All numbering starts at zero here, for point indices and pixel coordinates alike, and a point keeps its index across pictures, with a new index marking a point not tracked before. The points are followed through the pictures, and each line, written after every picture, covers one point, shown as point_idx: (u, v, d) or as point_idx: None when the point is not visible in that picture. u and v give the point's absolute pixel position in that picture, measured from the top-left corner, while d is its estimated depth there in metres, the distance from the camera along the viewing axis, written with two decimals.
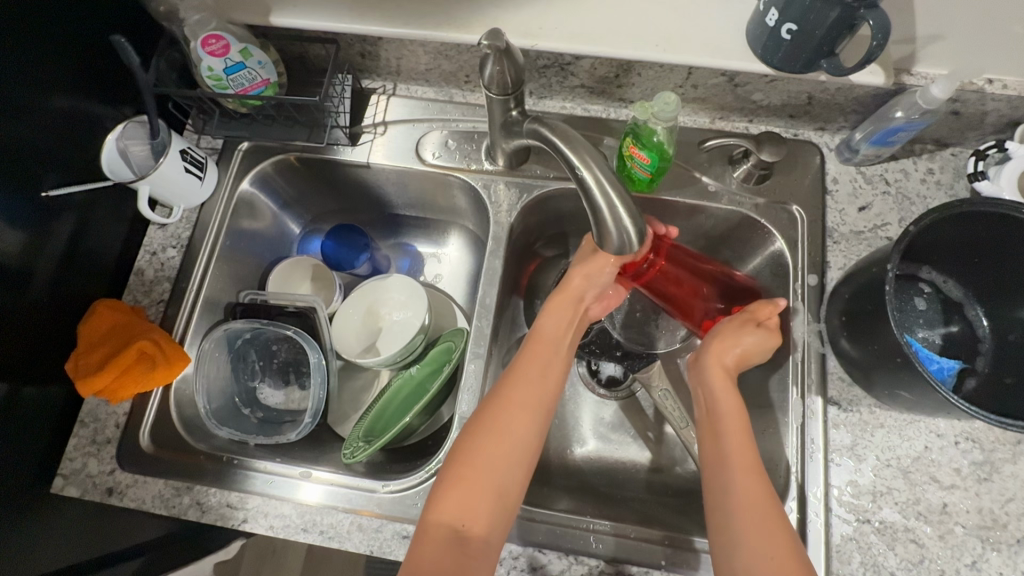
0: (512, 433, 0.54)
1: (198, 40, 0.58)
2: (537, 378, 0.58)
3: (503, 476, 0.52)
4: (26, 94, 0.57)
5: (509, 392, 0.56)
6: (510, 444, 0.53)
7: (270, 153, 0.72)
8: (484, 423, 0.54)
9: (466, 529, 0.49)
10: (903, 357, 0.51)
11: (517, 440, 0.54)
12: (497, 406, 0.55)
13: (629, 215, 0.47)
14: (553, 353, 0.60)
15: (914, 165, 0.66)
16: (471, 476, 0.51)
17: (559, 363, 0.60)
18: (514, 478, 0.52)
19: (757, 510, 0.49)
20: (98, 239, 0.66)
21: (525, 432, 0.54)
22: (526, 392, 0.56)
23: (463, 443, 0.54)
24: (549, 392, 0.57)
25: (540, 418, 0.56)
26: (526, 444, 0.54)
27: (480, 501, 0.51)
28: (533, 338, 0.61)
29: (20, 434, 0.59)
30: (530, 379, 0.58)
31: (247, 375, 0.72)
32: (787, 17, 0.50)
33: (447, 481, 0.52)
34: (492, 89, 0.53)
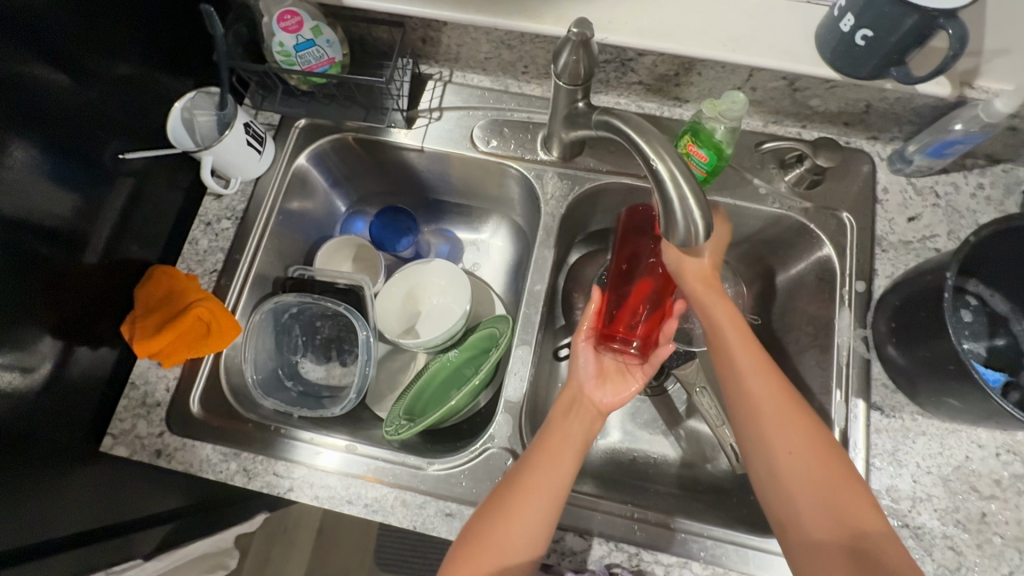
0: (523, 519, 0.51)
1: (275, 15, 0.60)
2: (555, 459, 0.54)
3: (514, 560, 0.50)
4: (101, 58, 0.58)
5: (529, 471, 0.53)
6: (524, 533, 0.50)
7: (326, 132, 0.73)
8: (501, 505, 0.52)
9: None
10: (956, 365, 0.51)
11: (531, 518, 0.51)
12: (515, 486, 0.53)
13: (700, 209, 0.47)
14: (578, 436, 0.56)
15: (965, 179, 0.66)
16: (482, 558, 0.49)
17: (579, 447, 0.56)
18: (523, 564, 0.50)
19: (798, 436, 0.50)
20: (155, 205, 0.67)
21: (538, 518, 0.51)
22: (545, 474, 0.53)
23: (475, 522, 0.52)
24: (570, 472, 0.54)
25: (559, 501, 0.52)
26: (539, 528, 0.51)
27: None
28: (559, 417, 0.58)
29: (75, 390, 0.60)
30: (550, 461, 0.54)
31: (290, 349, 0.73)
32: (862, 23, 0.51)
33: (455, 562, 0.50)
34: (562, 79, 0.54)
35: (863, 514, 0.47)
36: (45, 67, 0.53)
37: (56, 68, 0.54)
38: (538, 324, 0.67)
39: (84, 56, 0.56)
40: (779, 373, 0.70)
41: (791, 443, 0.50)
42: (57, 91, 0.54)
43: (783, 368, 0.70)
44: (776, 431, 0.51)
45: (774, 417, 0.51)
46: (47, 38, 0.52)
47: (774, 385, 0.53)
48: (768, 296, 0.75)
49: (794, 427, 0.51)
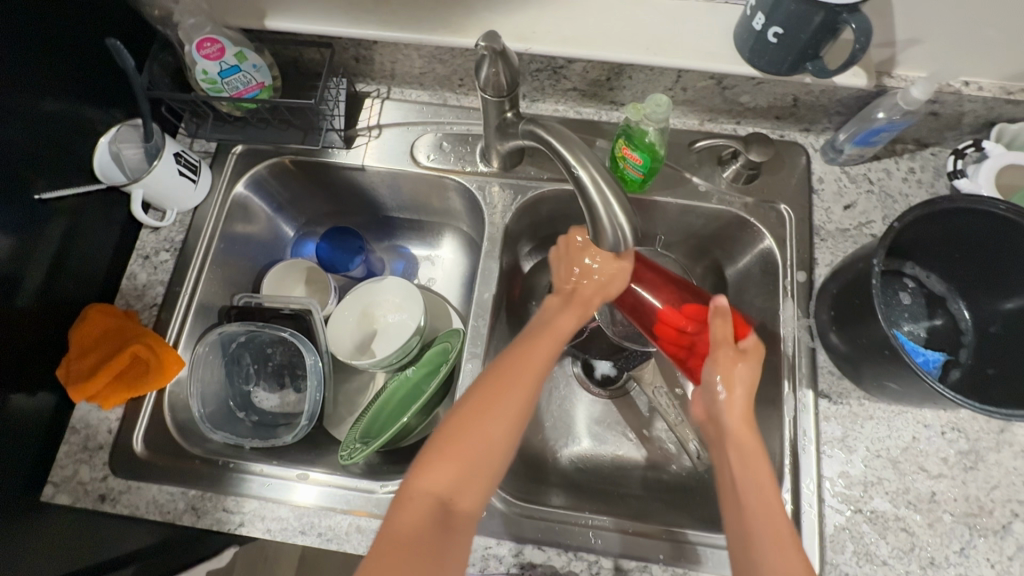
0: (507, 414, 0.49)
1: (194, 43, 0.58)
2: (543, 362, 0.52)
3: (492, 453, 0.48)
4: (17, 97, 0.56)
5: (515, 369, 0.51)
6: (504, 428, 0.49)
7: (265, 156, 0.72)
8: (485, 398, 0.50)
9: (452, 505, 0.46)
10: (890, 349, 0.52)
11: (513, 411, 0.50)
12: (503, 386, 0.50)
13: (624, 213, 0.47)
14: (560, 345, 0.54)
15: (896, 165, 0.68)
16: (466, 445, 0.47)
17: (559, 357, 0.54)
18: (501, 462, 0.49)
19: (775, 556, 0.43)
20: (90, 243, 0.66)
21: (519, 414, 0.50)
22: (531, 373, 0.51)
23: (455, 418, 0.49)
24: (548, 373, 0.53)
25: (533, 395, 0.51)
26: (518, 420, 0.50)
27: (472, 480, 0.47)
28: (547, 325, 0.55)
29: (10, 442, 0.58)
30: (529, 358, 0.52)
31: (241, 379, 0.72)
32: (772, 21, 0.52)
33: (434, 453, 0.48)
34: (487, 91, 0.54)
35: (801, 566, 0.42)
36: None
37: None
38: (488, 336, 0.67)
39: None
40: None
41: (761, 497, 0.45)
42: None
43: None
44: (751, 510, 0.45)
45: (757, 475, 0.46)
46: None
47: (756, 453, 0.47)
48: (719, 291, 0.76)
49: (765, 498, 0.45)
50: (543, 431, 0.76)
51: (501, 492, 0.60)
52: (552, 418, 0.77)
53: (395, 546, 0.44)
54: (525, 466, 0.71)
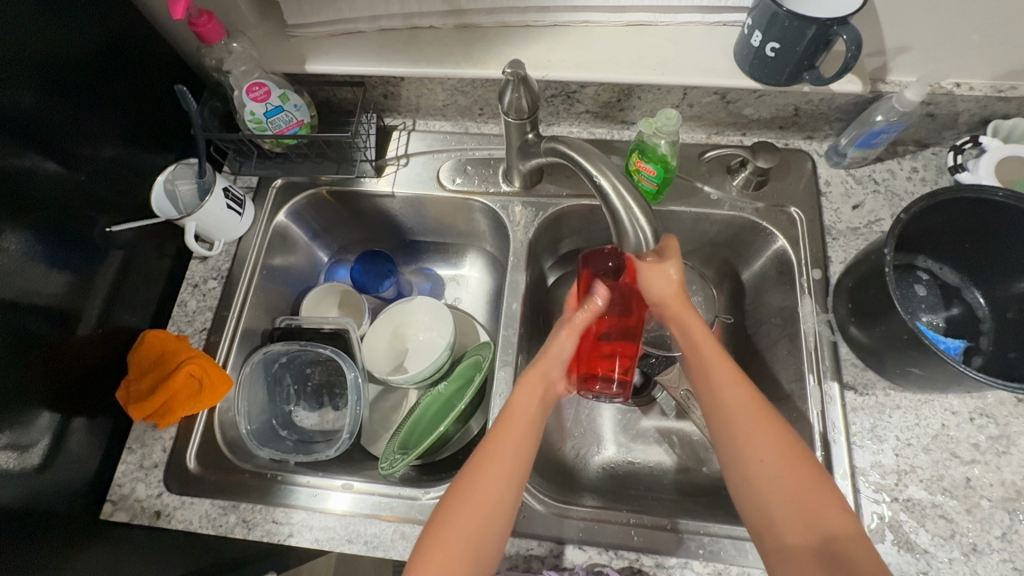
0: (486, 504, 0.51)
1: (244, 88, 0.64)
2: (511, 445, 0.54)
3: (479, 547, 0.49)
4: (87, 143, 0.62)
5: (478, 463, 0.53)
6: (487, 520, 0.50)
7: (303, 188, 0.78)
8: (461, 494, 0.51)
9: None
10: (910, 335, 0.55)
11: (495, 496, 0.51)
12: (466, 487, 0.52)
13: (645, 216, 0.51)
14: (528, 425, 0.56)
15: (899, 165, 0.71)
16: (450, 542, 0.49)
17: (532, 437, 0.56)
18: (489, 561, 0.49)
19: (788, 478, 0.48)
20: (145, 274, 0.71)
21: (503, 497, 0.51)
22: (496, 467, 0.52)
23: (437, 518, 0.51)
24: (528, 455, 0.54)
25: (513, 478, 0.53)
26: (499, 508, 0.51)
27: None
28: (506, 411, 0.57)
29: (72, 462, 0.61)
30: (501, 447, 0.54)
31: (282, 399, 0.75)
32: (769, 37, 0.57)
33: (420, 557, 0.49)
34: (509, 115, 0.59)
35: (846, 530, 0.45)
36: (41, 158, 0.57)
37: (50, 158, 0.58)
38: (517, 344, 0.70)
39: (72, 143, 0.61)
40: (757, 367, 0.72)
41: (777, 472, 0.48)
42: (49, 177, 0.58)
43: (760, 361, 0.72)
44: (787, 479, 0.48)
45: (764, 456, 0.49)
46: (39, 131, 0.57)
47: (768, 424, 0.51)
48: (737, 295, 0.78)
49: (784, 462, 0.49)
50: (572, 439, 0.78)
51: (538, 494, 0.62)
52: (581, 426, 0.79)
53: None
54: (555, 473, 0.72)
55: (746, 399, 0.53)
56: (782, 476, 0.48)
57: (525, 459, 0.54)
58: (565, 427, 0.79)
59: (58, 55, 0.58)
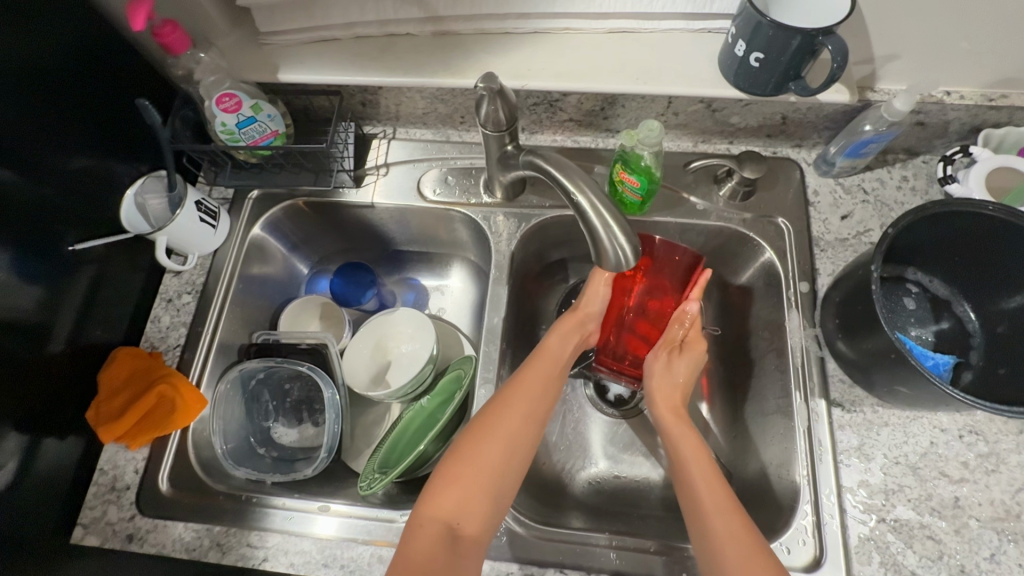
0: (510, 439, 0.57)
1: (213, 98, 0.62)
2: (536, 388, 0.61)
3: (500, 476, 0.55)
4: (52, 157, 0.60)
5: (516, 390, 0.60)
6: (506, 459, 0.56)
7: (280, 200, 0.76)
8: (488, 423, 0.57)
9: (458, 529, 0.51)
10: (897, 353, 0.53)
11: (520, 429, 0.58)
12: (500, 408, 0.58)
13: (624, 234, 0.49)
14: (557, 367, 0.64)
15: (888, 174, 0.70)
16: (474, 467, 0.54)
17: (559, 378, 0.63)
18: (509, 485, 0.55)
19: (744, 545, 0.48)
20: (117, 289, 0.69)
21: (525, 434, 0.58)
22: (527, 399, 0.59)
23: (466, 444, 0.57)
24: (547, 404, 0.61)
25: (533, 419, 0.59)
26: (517, 448, 0.57)
27: (472, 500, 0.53)
28: (542, 351, 0.65)
29: (39, 486, 0.59)
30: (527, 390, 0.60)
31: (261, 416, 0.73)
32: (753, 47, 0.55)
33: (440, 483, 0.54)
34: (487, 127, 0.57)
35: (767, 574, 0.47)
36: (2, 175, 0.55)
37: (12, 174, 0.56)
38: (499, 360, 0.68)
39: (35, 158, 0.58)
40: (745, 380, 0.71)
41: (735, 530, 0.49)
42: (11, 194, 0.56)
43: (747, 374, 0.71)
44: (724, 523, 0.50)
45: (706, 499, 0.52)
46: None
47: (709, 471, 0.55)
48: (725, 306, 0.77)
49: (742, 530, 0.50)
50: (558, 453, 0.76)
51: (519, 516, 0.61)
52: (567, 440, 0.78)
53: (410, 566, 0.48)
54: (540, 490, 0.71)
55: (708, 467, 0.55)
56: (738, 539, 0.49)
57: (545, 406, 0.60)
58: (550, 441, 0.77)
59: (23, 66, 0.55)
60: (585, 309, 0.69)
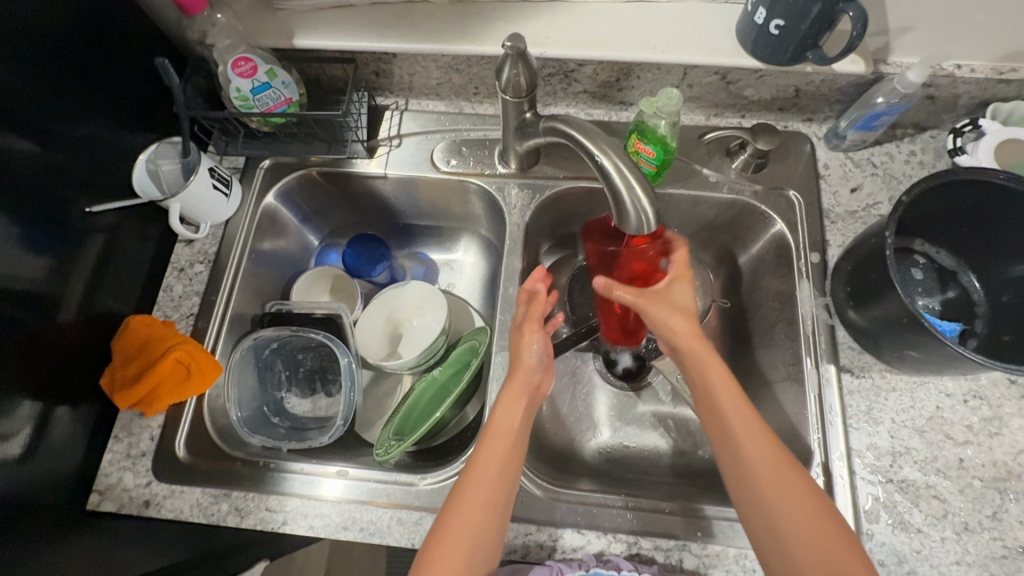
0: (474, 528, 0.50)
1: (229, 62, 0.62)
2: (497, 462, 0.53)
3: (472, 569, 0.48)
4: (64, 119, 0.59)
5: (460, 492, 0.52)
6: (474, 543, 0.49)
7: (292, 169, 0.75)
8: (449, 516, 0.50)
9: None
10: (909, 317, 0.54)
11: (484, 511, 0.51)
12: (454, 503, 0.51)
13: (646, 195, 0.49)
14: (512, 438, 0.55)
15: (897, 148, 0.71)
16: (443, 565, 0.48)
17: (518, 451, 0.55)
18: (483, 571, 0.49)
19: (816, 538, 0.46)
20: (128, 258, 0.68)
21: (490, 517, 0.51)
22: (480, 493, 0.51)
23: (429, 544, 0.49)
24: (515, 472, 0.54)
25: (499, 497, 0.52)
26: (483, 532, 0.50)
27: None
28: (489, 428, 0.56)
29: (55, 452, 0.59)
30: (484, 470, 0.53)
31: (274, 386, 0.73)
32: (774, 14, 0.56)
33: None
34: (507, 93, 0.57)
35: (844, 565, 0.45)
36: (15, 135, 0.54)
37: (25, 134, 0.55)
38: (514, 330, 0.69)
39: (49, 119, 0.58)
40: (754, 350, 0.72)
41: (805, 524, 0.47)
42: (24, 155, 0.55)
43: (757, 344, 0.72)
44: (778, 496, 0.48)
45: (771, 489, 0.49)
46: (13, 106, 0.54)
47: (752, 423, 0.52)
48: (734, 279, 0.78)
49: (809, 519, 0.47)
50: (568, 424, 0.77)
51: (536, 479, 0.62)
52: (577, 411, 0.79)
53: None
54: (553, 459, 0.72)
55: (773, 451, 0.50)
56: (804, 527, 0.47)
57: (512, 477, 0.53)
58: (561, 412, 0.78)
59: (27, 25, 0.54)
60: (524, 371, 0.60)
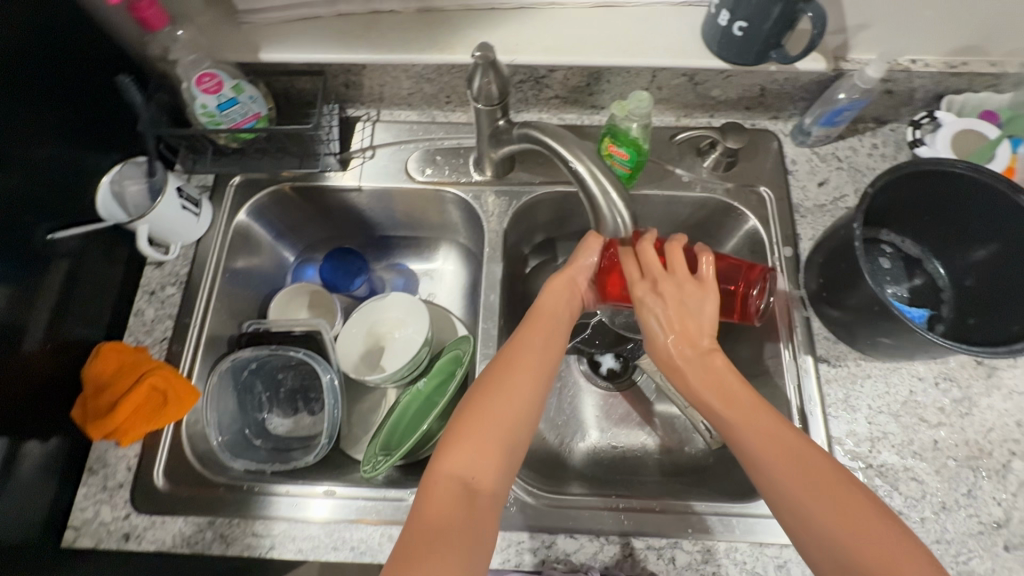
0: (517, 395, 0.50)
1: (192, 79, 0.61)
2: (543, 336, 0.53)
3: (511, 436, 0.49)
4: (21, 142, 0.57)
5: (503, 366, 0.51)
6: (513, 408, 0.49)
7: (262, 186, 0.74)
8: (490, 380, 0.51)
9: (473, 485, 0.46)
10: (880, 306, 0.56)
11: (526, 384, 0.51)
12: (498, 370, 0.51)
13: (623, 202, 0.51)
14: (556, 321, 0.55)
15: (860, 142, 0.73)
16: (487, 419, 0.48)
17: (564, 330, 0.55)
18: (522, 442, 0.49)
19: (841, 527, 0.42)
20: (96, 283, 0.66)
21: (532, 385, 0.51)
22: (529, 361, 0.52)
23: (471, 397, 0.50)
24: (560, 350, 0.54)
25: (541, 373, 0.52)
26: (525, 402, 0.50)
27: (484, 459, 0.47)
28: (534, 308, 0.55)
29: (25, 490, 0.57)
30: (531, 343, 0.53)
31: (254, 408, 0.72)
32: (737, 16, 0.57)
33: (448, 445, 0.48)
34: (479, 101, 0.57)
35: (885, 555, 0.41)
36: None
37: None
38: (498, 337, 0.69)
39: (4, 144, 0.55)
40: (734, 345, 0.73)
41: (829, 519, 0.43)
42: None
43: (736, 339, 0.73)
44: (795, 483, 0.44)
45: (781, 466, 0.45)
46: None
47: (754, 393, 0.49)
48: None
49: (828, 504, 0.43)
50: (555, 427, 0.78)
51: (527, 486, 0.62)
52: (564, 414, 0.79)
53: (424, 532, 0.43)
54: (542, 464, 0.72)
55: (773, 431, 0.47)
56: (827, 518, 0.43)
57: (557, 353, 0.53)
58: (548, 416, 0.78)
59: None
60: (575, 266, 0.56)
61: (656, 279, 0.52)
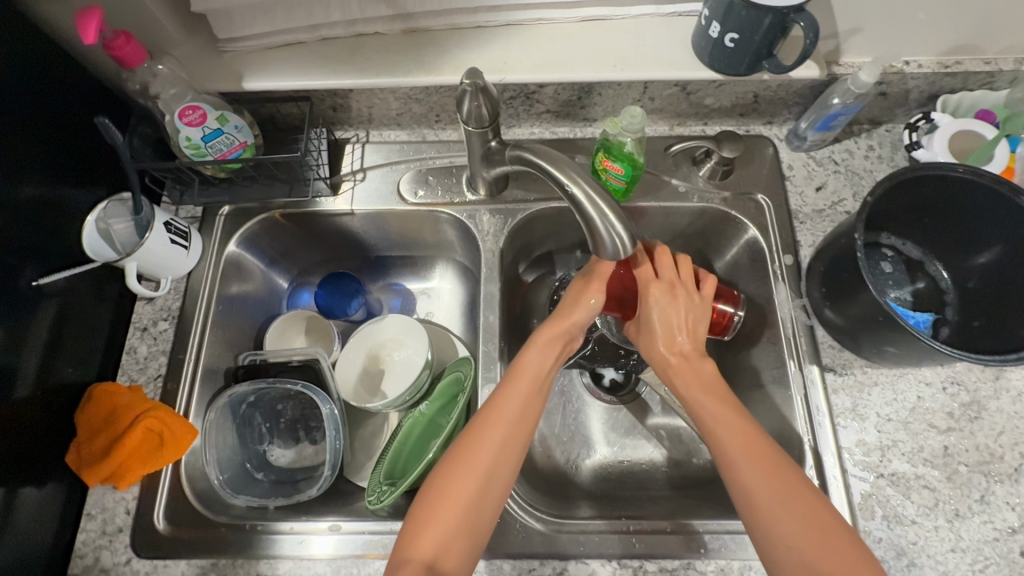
0: (484, 471, 0.53)
1: (175, 112, 0.59)
2: (518, 402, 0.57)
3: (477, 515, 0.51)
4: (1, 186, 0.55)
5: (477, 434, 0.55)
6: (481, 479, 0.52)
7: (253, 214, 0.73)
8: (463, 454, 0.54)
9: (437, 567, 0.48)
10: (884, 315, 0.55)
11: (495, 456, 0.54)
12: (472, 441, 0.54)
13: (620, 221, 0.49)
14: (535, 385, 0.58)
15: (856, 144, 0.72)
16: (454, 496, 0.51)
17: (541, 398, 0.59)
18: (487, 520, 0.52)
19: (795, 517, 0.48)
20: (86, 323, 0.64)
21: (502, 459, 0.54)
22: (500, 432, 0.55)
23: (443, 470, 0.53)
24: (533, 419, 0.57)
25: (515, 443, 0.55)
26: (495, 474, 0.53)
27: (451, 536, 0.50)
28: (516, 368, 0.59)
29: (22, 541, 0.55)
30: (506, 410, 0.56)
31: (255, 439, 0.70)
32: (727, 28, 0.56)
33: (420, 520, 0.51)
34: (470, 124, 0.56)
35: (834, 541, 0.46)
36: None
37: None
38: (499, 358, 0.68)
39: None
40: (736, 355, 0.73)
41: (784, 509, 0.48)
42: None
43: (739, 349, 0.72)
44: (759, 479, 0.50)
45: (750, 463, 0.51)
46: None
47: (730, 414, 0.54)
48: None
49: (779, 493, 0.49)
50: (561, 445, 0.77)
51: (536, 512, 0.61)
52: (570, 430, 0.78)
53: None
54: (549, 484, 0.71)
55: (747, 439, 0.52)
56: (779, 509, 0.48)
57: (531, 421, 0.57)
58: (553, 433, 0.77)
59: None
60: (571, 321, 0.62)
61: (670, 282, 0.61)
